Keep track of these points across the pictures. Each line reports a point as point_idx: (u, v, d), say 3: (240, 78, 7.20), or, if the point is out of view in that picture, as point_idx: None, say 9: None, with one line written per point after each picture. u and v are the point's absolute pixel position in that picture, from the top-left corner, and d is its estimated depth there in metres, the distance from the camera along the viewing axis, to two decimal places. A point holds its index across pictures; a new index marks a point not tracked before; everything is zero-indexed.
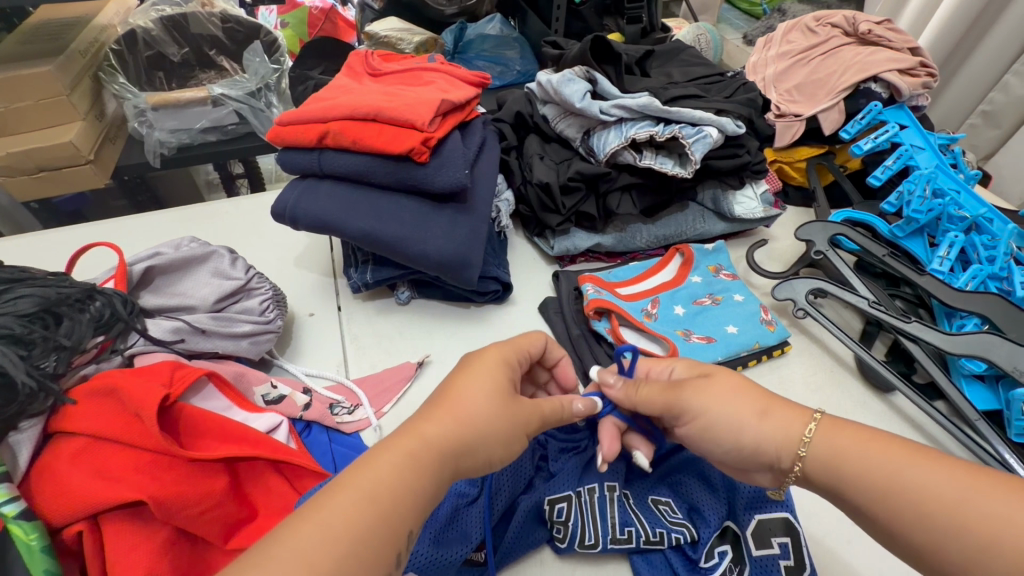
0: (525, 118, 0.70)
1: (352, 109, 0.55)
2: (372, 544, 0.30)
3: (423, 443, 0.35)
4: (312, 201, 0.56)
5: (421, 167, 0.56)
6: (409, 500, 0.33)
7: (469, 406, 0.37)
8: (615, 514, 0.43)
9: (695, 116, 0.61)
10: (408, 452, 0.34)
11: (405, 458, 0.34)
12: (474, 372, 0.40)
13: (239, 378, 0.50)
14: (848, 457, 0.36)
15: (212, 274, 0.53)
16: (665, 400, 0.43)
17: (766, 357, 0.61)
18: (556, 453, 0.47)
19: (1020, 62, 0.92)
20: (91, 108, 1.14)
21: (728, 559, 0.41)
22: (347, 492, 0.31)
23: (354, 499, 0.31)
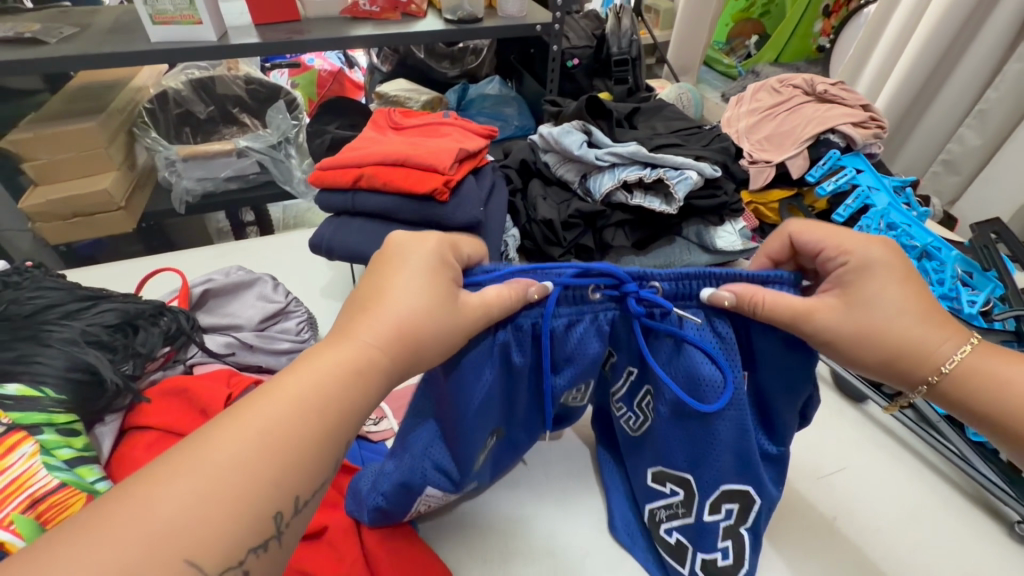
0: (528, 165, 0.79)
1: (384, 156, 0.64)
2: (305, 459, 0.32)
3: (354, 360, 0.35)
4: (346, 234, 0.65)
5: (442, 206, 0.64)
6: (342, 411, 0.34)
7: (397, 312, 0.37)
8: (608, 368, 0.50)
9: (677, 161, 0.70)
10: (345, 360, 0.35)
11: (341, 363, 0.34)
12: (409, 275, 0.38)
13: None
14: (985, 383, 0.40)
15: (258, 297, 0.59)
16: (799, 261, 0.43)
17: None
18: (569, 332, 0.44)
19: (973, 117, 1.02)
20: (125, 160, 1.25)
21: (678, 497, 0.47)
22: (285, 399, 0.32)
23: (287, 406, 0.32)
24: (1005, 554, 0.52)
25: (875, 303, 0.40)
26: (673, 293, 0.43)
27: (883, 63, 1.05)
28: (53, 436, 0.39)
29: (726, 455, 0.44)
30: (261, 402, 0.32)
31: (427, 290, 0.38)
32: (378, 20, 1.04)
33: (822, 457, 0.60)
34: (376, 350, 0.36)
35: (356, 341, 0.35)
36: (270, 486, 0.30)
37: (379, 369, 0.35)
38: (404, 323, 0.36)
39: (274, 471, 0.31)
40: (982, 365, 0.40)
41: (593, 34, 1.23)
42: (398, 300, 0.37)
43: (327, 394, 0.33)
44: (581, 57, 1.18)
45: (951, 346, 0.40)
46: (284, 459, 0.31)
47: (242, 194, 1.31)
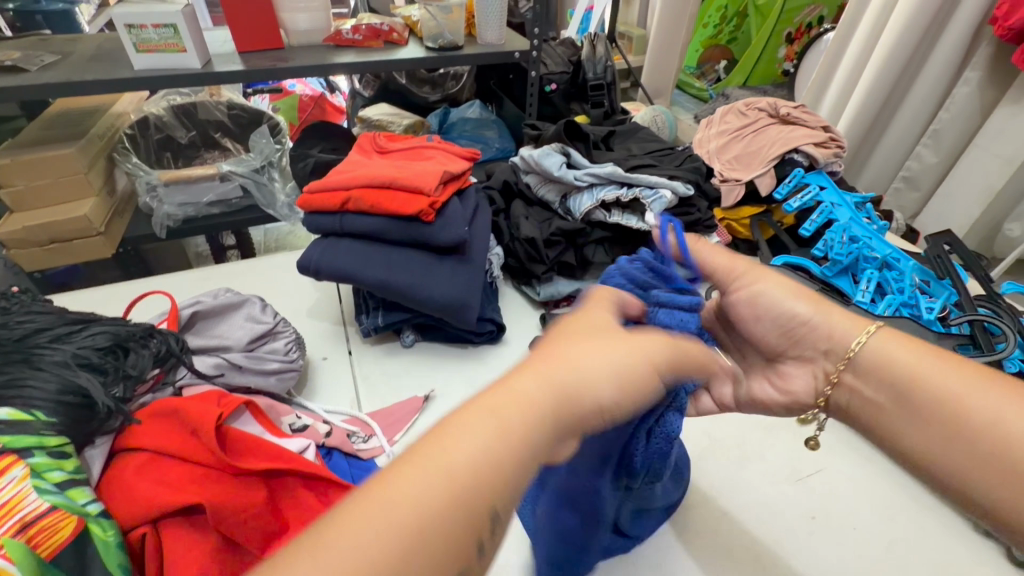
0: (510, 186, 0.82)
1: (370, 179, 0.66)
2: (453, 532, 0.28)
3: (523, 406, 0.32)
4: (334, 256, 0.66)
5: (428, 226, 0.66)
6: (497, 475, 0.30)
7: (582, 368, 0.35)
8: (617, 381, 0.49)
9: (652, 180, 0.74)
10: (495, 417, 0.31)
11: (493, 423, 0.31)
12: (575, 332, 0.38)
13: (270, 408, 0.56)
14: (905, 359, 0.41)
15: (246, 318, 0.60)
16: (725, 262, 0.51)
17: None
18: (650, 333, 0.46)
19: (927, 137, 1.10)
20: (104, 185, 1.24)
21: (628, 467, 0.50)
22: (439, 459, 0.29)
23: (449, 471, 0.29)
24: (971, 545, 0.54)
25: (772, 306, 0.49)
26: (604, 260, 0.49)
27: (844, 83, 1.11)
28: (44, 459, 0.39)
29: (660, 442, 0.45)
30: (434, 446, 0.30)
31: (594, 345, 0.36)
32: (361, 47, 1.07)
33: (799, 460, 0.62)
34: (535, 415, 0.32)
35: (524, 385, 0.33)
36: (418, 536, 0.27)
37: (538, 436, 0.32)
38: (582, 373, 0.34)
39: (426, 536, 0.27)
40: (884, 348, 0.42)
41: (569, 60, 1.27)
42: (580, 358, 0.35)
43: (492, 457, 0.30)
44: (559, 83, 1.22)
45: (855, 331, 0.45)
46: (443, 510, 0.28)
47: (223, 219, 1.30)
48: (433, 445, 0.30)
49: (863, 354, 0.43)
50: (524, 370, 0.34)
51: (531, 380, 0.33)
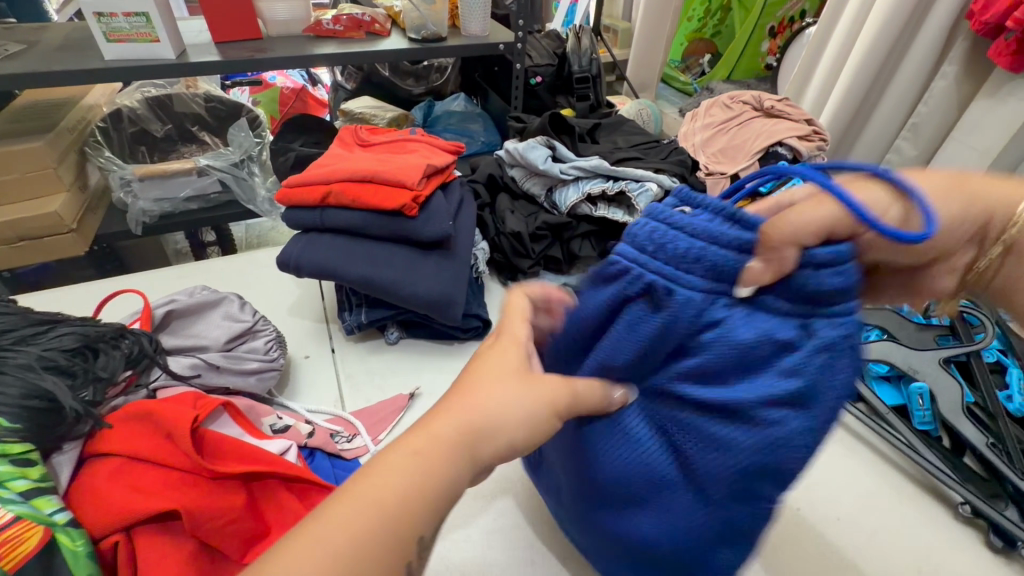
0: (496, 179, 0.81)
1: (352, 172, 0.64)
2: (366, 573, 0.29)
3: (438, 460, 0.32)
4: (315, 251, 0.64)
5: (411, 221, 0.65)
6: (416, 511, 0.31)
7: (496, 400, 0.35)
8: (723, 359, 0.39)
9: (638, 174, 0.72)
10: (414, 456, 0.32)
11: (414, 462, 0.32)
12: (488, 368, 0.38)
13: (250, 409, 0.55)
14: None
15: (224, 317, 0.59)
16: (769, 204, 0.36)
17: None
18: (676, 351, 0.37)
19: (906, 130, 1.11)
20: (76, 180, 1.20)
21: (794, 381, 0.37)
22: (351, 507, 0.30)
23: (364, 510, 0.30)
24: (950, 534, 0.55)
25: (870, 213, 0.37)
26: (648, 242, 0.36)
27: (825, 79, 1.13)
28: (7, 467, 0.37)
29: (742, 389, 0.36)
30: (344, 502, 0.30)
31: (506, 375, 0.37)
32: (342, 38, 1.04)
33: None
34: (453, 447, 0.33)
35: (440, 426, 0.33)
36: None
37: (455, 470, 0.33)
38: (496, 400, 0.35)
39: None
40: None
41: (554, 52, 1.26)
42: (494, 387, 0.36)
43: (409, 496, 0.31)
44: (544, 75, 1.21)
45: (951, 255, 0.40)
46: (356, 554, 0.29)
47: (201, 215, 1.28)
48: (348, 503, 0.30)
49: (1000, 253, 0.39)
50: (436, 415, 0.34)
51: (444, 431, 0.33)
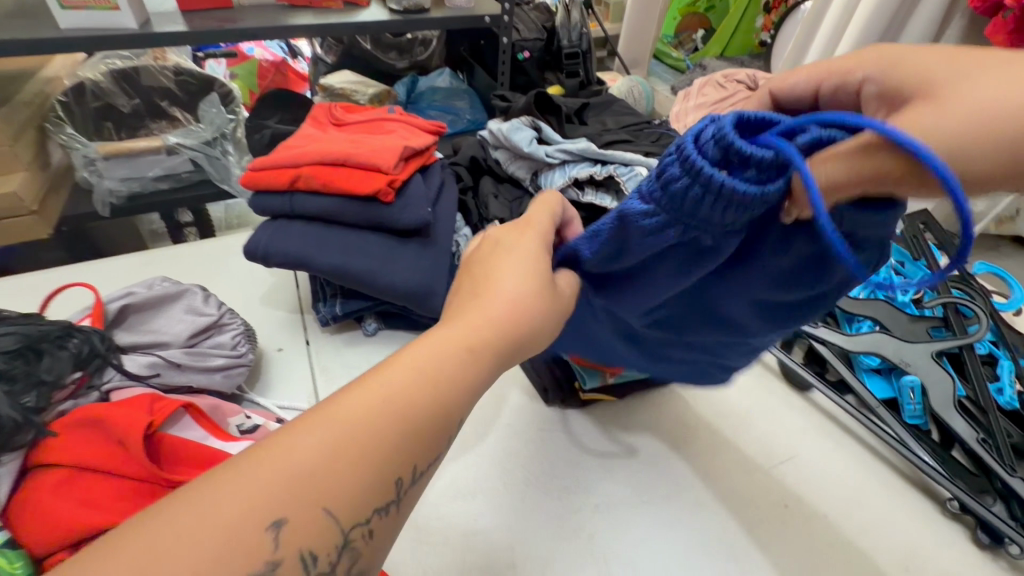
0: (479, 162, 0.77)
1: (322, 155, 0.60)
2: (380, 461, 0.27)
3: (435, 364, 0.30)
4: (284, 239, 0.60)
5: (387, 208, 0.61)
6: (441, 399, 0.29)
7: (514, 292, 0.35)
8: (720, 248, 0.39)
9: (626, 157, 0.68)
10: (446, 346, 0.31)
11: (442, 348, 0.31)
12: (504, 257, 0.37)
13: (214, 409, 0.52)
14: None
15: (186, 310, 0.55)
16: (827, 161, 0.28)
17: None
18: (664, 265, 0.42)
19: None
20: (36, 159, 1.13)
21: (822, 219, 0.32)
22: (366, 395, 0.28)
23: (384, 389, 0.28)
24: (936, 528, 0.55)
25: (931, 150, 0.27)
26: (674, 208, 0.34)
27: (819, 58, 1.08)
28: None
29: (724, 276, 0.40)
30: (359, 390, 0.28)
31: (520, 270, 0.36)
32: (318, 8, 0.98)
33: (773, 445, 0.61)
34: (475, 336, 0.32)
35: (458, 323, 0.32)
36: (311, 502, 0.25)
37: (481, 358, 0.31)
38: (515, 295, 0.35)
39: (358, 462, 0.26)
40: None
41: (542, 26, 1.20)
42: (512, 280, 0.35)
43: (432, 383, 0.29)
44: (532, 50, 1.15)
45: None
46: (361, 449, 0.27)
47: (172, 195, 1.22)
48: (337, 411, 0.27)
49: None
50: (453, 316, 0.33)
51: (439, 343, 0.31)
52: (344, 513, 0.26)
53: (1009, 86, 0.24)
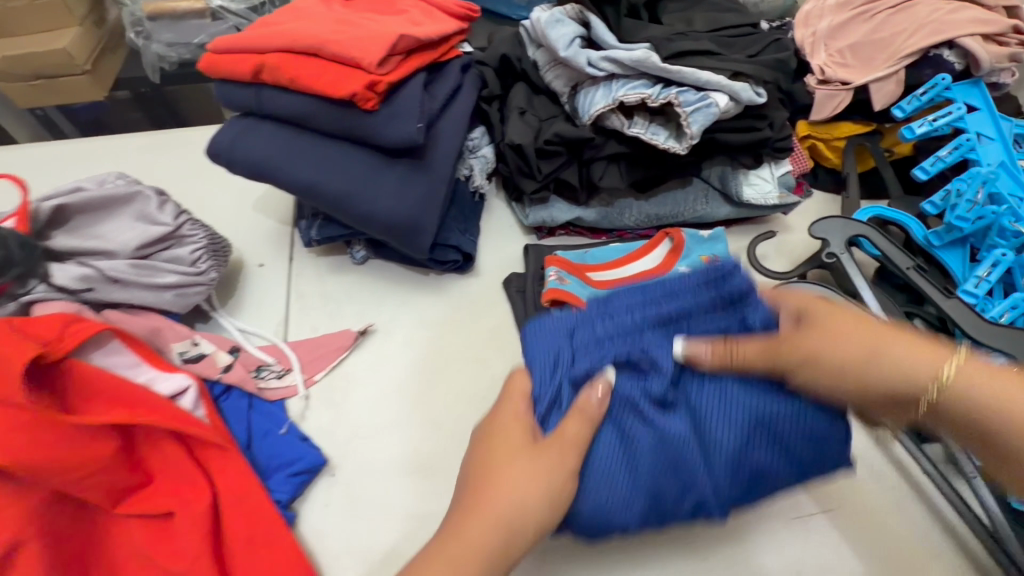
0: (511, 63, 0.59)
1: (292, 40, 0.47)
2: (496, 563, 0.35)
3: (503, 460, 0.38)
4: (250, 143, 0.50)
5: (370, 116, 0.48)
6: (497, 544, 0.35)
7: (513, 500, 0.36)
8: (682, 456, 0.38)
9: (699, 78, 0.48)
10: (495, 532, 0.35)
11: (494, 541, 0.35)
12: (508, 469, 0.37)
13: (154, 334, 0.47)
14: (1004, 404, 0.32)
15: (137, 217, 0.49)
16: (771, 356, 0.37)
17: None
18: (653, 409, 0.39)
19: None
20: (90, 13, 1.06)
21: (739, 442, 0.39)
22: (453, 548, 0.35)
23: (461, 552, 0.35)
24: None
25: (837, 349, 0.35)
26: (658, 514, 0.39)
27: None
28: None
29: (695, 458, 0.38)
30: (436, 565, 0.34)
31: (520, 469, 0.37)
32: None
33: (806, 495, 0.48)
34: (506, 518, 0.36)
35: (472, 533, 0.35)
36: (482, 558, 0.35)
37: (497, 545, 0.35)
38: (517, 487, 0.36)
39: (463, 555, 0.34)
40: (972, 388, 0.33)
41: None
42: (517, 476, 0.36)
43: (480, 551, 0.35)
44: None
45: (923, 367, 0.34)
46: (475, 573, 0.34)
47: None
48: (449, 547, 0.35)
49: (949, 391, 0.33)
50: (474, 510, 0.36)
51: (505, 418, 0.40)
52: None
53: (856, 359, 0.34)
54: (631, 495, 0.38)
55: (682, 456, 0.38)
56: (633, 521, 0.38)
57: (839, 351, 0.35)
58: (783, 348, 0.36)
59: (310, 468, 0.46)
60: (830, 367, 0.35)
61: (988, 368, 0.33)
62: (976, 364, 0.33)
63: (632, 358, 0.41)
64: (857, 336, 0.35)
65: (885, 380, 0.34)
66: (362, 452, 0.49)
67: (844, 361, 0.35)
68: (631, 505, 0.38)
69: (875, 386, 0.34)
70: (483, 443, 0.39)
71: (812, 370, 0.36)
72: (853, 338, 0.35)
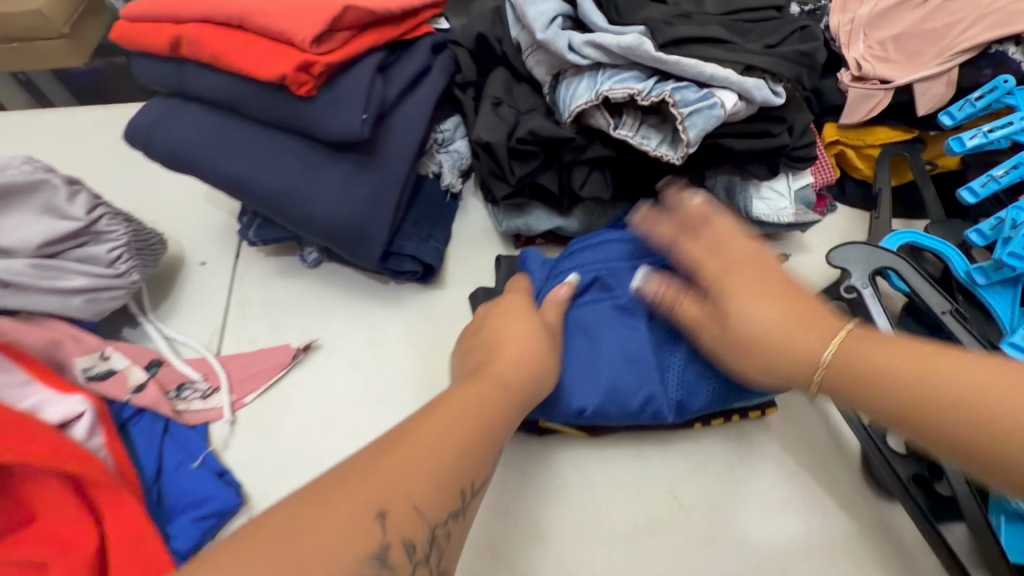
0: (489, 45, 0.50)
1: (214, 9, 0.40)
2: (432, 492, 0.30)
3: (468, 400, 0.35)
4: (174, 129, 0.44)
5: (306, 104, 0.41)
6: (460, 457, 0.32)
7: (515, 352, 0.39)
8: (631, 364, 0.42)
9: (702, 72, 0.40)
10: (461, 418, 0.33)
11: (461, 425, 0.33)
12: (511, 326, 0.41)
13: (53, 346, 0.42)
14: (909, 376, 0.31)
15: (44, 211, 0.43)
16: (686, 315, 0.40)
17: (721, 421, 0.46)
18: (614, 314, 0.44)
19: None
20: None
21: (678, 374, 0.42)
22: (372, 479, 0.28)
23: (410, 458, 0.30)
24: None
25: (746, 314, 0.37)
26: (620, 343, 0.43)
27: None
28: None
29: (647, 359, 0.42)
30: (376, 466, 0.29)
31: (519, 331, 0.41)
32: None
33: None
34: (479, 410, 0.35)
35: (437, 423, 0.32)
36: (405, 498, 0.28)
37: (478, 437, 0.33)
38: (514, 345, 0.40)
39: (405, 486, 0.29)
40: (866, 355, 0.33)
41: None
42: (512, 334, 0.41)
43: (446, 451, 0.31)
44: None
45: (815, 344, 0.35)
46: (366, 528, 0.27)
47: None
48: (397, 459, 0.29)
49: (836, 373, 0.34)
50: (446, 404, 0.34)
51: (501, 312, 0.43)
52: (395, 526, 0.27)
53: (764, 346, 0.36)
54: (588, 395, 0.42)
55: (630, 367, 0.42)
56: (586, 408, 0.42)
57: (762, 329, 0.36)
58: (706, 309, 0.39)
59: (221, 511, 0.40)
60: (744, 354, 0.37)
61: (891, 340, 0.33)
62: (881, 339, 0.33)
63: (600, 276, 0.45)
64: (779, 309, 0.36)
65: (839, 372, 0.34)
66: (287, 492, 0.43)
67: (756, 332, 0.36)
68: (590, 392, 0.42)
69: (790, 371, 0.35)
70: (480, 339, 0.42)
71: (747, 325, 0.36)
72: (771, 314, 0.36)
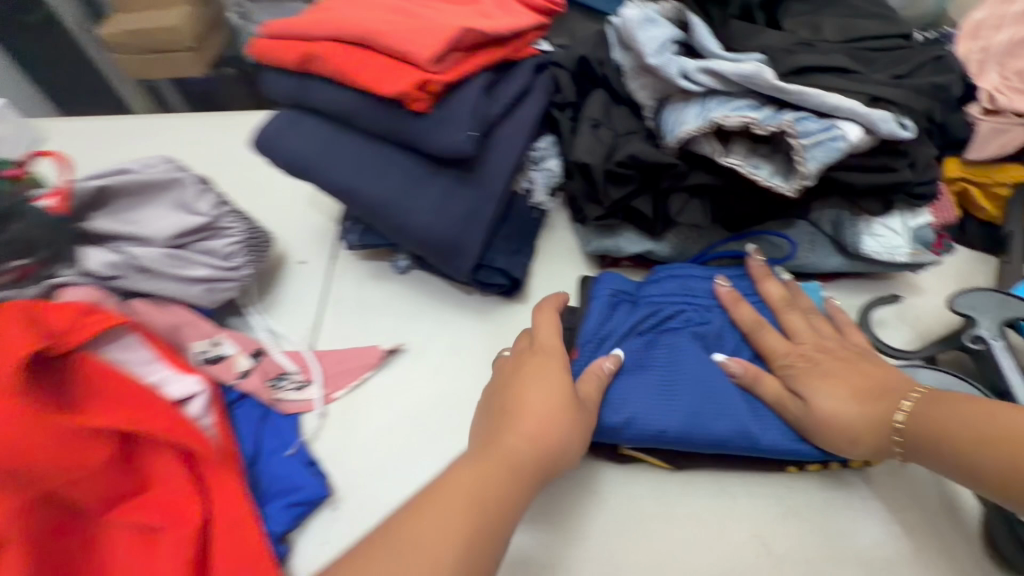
0: (590, 67, 0.50)
1: (343, 29, 0.43)
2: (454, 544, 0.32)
3: (493, 454, 0.36)
4: (294, 137, 0.47)
5: (418, 119, 0.43)
6: (484, 519, 0.34)
7: (539, 393, 0.39)
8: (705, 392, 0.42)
9: (824, 102, 0.38)
10: (479, 473, 0.35)
11: (477, 480, 0.35)
12: (534, 368, 0.40)
13: (173, 331, 0.46)
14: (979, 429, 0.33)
15: (174, 206, 0.47)
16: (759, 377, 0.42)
17: (817, 467, 0.43)
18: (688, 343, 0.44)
19: None
20: None
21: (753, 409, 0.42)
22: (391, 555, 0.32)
23: (430, 516, 0.33)
24: None
25: (818, 390, 0.40)
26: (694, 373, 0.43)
27: None
28: None
29: (721, 390, 0.42)
30: (408, 523, 0.33)
31: (543, 378, 0.40)
32: None
33: None
34: (497, 460, 0.36)
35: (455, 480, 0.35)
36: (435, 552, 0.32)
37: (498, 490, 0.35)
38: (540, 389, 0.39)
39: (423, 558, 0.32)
40: (936, 416, 0.35)
41: None
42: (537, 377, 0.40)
43: (464, 511, 0.33)
44: None
45: (884, 412, 0.37)
46: None
47: None
48: (424, 516, 0.33)
49: (917, 437, 0.36)
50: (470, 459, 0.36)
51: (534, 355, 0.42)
52: None
53: (844, 422, 0.38)
54: (662, 418, 0.41)
55: (705, 393, 0.42)
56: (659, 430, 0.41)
57: (832, 417, 0.39)
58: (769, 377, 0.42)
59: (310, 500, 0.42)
60: (824, 437, 0.39)
61: (963, 402, 0.35)
62: (945, 399, 0.36)
63: (678, 311, 0.46)
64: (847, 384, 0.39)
65: (919, 432, 0.35)
66: (370, 488, 0.44)
67: (835, 414, 0.38)
68: (665, 414, 0.41)
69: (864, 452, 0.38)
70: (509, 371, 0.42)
71: (824, 406, 0.39)
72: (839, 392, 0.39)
